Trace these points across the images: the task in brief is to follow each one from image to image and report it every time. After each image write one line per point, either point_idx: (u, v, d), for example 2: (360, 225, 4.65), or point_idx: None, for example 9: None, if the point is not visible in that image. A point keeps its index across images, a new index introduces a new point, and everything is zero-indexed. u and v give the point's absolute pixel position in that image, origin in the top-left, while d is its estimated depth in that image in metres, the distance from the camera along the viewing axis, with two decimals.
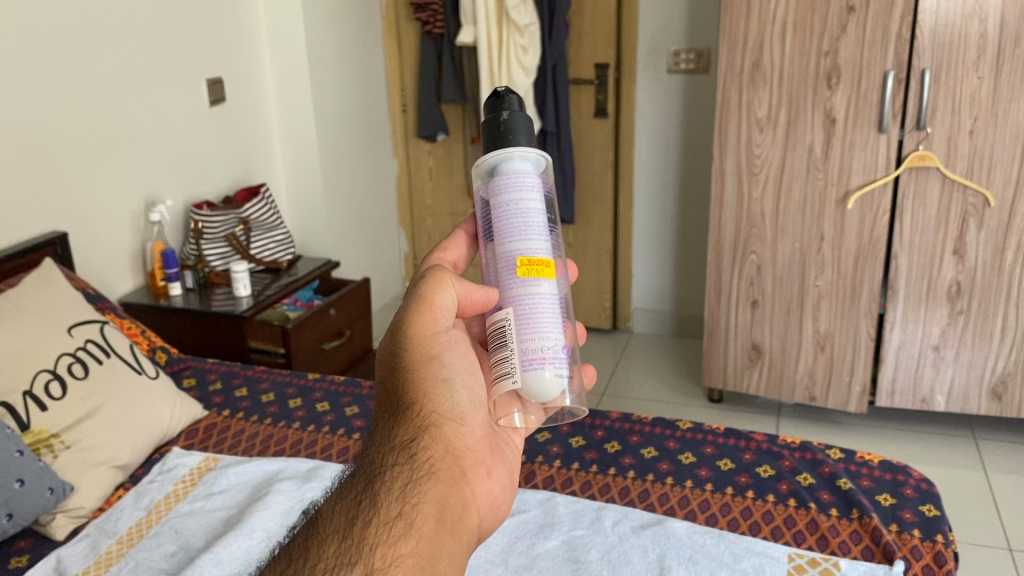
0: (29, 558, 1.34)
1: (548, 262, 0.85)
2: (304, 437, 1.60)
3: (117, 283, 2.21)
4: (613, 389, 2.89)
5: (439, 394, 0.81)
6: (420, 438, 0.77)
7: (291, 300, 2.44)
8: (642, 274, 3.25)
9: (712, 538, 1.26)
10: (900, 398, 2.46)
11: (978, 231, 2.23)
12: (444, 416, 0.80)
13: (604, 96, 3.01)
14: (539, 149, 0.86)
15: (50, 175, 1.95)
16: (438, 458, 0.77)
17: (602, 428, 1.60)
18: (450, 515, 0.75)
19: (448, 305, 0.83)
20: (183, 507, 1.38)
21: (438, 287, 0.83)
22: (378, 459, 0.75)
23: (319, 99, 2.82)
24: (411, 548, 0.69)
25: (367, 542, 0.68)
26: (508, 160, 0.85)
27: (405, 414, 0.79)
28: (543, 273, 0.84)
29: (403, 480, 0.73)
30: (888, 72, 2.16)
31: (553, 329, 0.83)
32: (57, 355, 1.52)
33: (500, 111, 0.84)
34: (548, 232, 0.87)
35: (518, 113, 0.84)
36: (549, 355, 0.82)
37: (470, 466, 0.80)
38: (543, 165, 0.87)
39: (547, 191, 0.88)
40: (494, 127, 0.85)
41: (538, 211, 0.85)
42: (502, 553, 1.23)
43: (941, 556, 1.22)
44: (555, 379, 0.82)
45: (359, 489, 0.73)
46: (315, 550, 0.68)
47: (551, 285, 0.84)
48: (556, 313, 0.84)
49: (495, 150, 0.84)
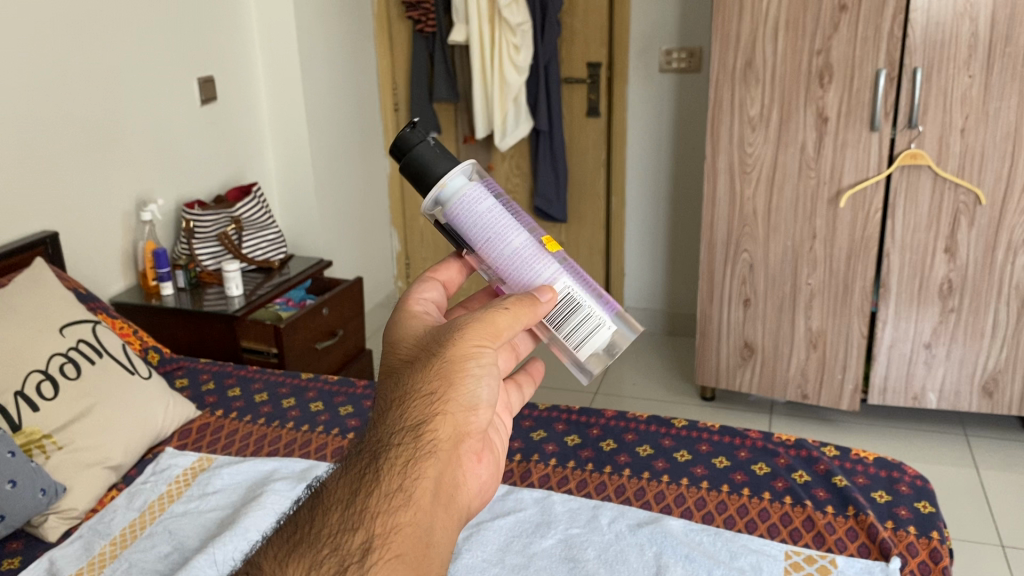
0: (20, 560, 1.33)
1: (542, 242, 0.89)
2: (297, 437, 1.60)
3: (108, 283, 2.20)
4: (606, 387, 2.89)
5: (463, 383, 0.76)
6: (430, 419, 0.72)
7: (283, 300, 2.43)
8: (634, 272, 3.26)
9: (709, 536, 1.26)
10: (892, 395, 2.47)
11: (969, 229, 2.24)
12: (460, 404, 0.75)
13: (596, 95, 3.03)
14: (462, 163, 0.87)
15: (41, 174, 1.94)
16: (443, 440, 0.72)
17: (598, 426, 1.60)
18: (445, 492, 0.71)
19: (512, 329, 0.81)
20: (177, 508, 1.37)
21: (511, 319, 0.81)
22: (382, 435, 0.71)
23: (311, 97, 2.81)
24: (409, 518, 0.66)
25: (368, 510, 0.65)
26: (448, 191, 0.86)
27: (421, 394, 0.74)
28: (552, 246, 0.90)
29: (406, 457, 0.69)
30: (880, 71, 2.16)
31: (589, 285, 0.92)
32: (49, 355, 1.51)
33: (413, 151, 0.85)
34: (518, 218, 0.89)
35: (423, 146, 0.85)
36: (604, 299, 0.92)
37: (466, 450, 0.75)
38: (471, 171, 0.89)
39: (490, 187, 0.89)
40: (408, 168, 0.86)
41: (503, 204, 0.88)
42: (498, 552, 1.23)
43: (937, 552, 1.22)
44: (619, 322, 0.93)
45: (362, 462, 0.69)
46: (320, 518, 0.66)
47: (556, 255, 0.90)
48: (579, 274, 0.92)
49: (434, 182, 0.86)
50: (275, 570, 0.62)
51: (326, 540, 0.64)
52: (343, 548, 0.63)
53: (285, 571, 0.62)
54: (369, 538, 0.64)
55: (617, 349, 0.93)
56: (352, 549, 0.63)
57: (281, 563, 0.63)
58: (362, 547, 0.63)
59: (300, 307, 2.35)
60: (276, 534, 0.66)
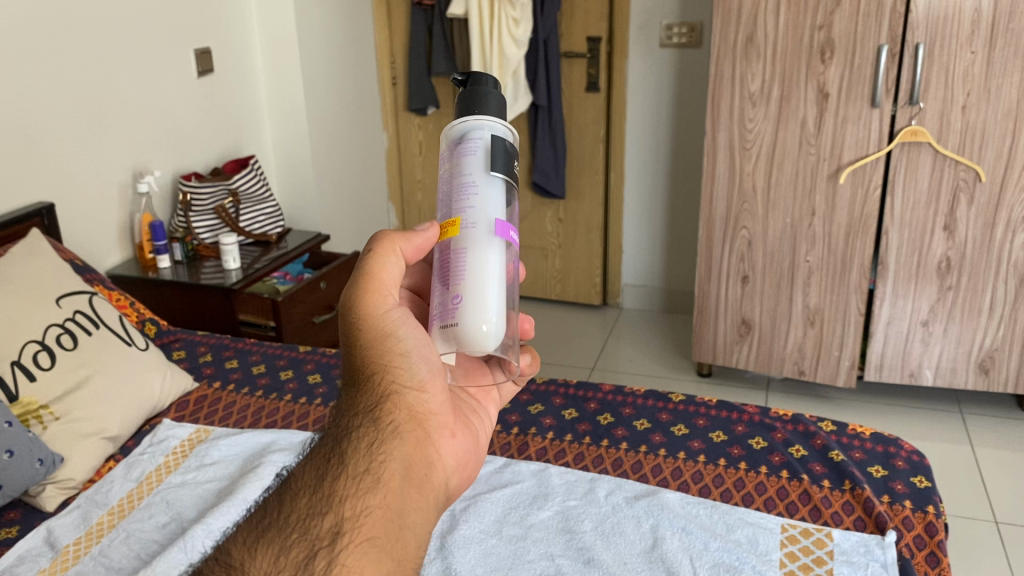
0: (18, 529, 1.33)
1: (454, 221, 0.84)
2: (295, 408, 1.60)
3: (105, 256, 2.19)
4: (602, 363, 2.90)
5: (396, 364, 0.81)
6: (382, 404, 0.78)
7: (280, 274, 2.42)
8: (631, 247, 3.25)
9: (706, 508, 1.26)
10: (888, 372, 2.47)
11: (969, 206, 2.23)
12: (405, 385, 0.80)
13: (595, 70, 2.99)
14: (474, 119, 0.86)
15: (38, 144, 1.93)
16: (402, 422, 0.77)
17: (595, 401, 1.60)
18: (416, 474, 0.75)
19: (393, 277, 0.85)
20: (174, 478, 1.37)
21: (383, 262, 0.85)
22: (342, 424, 0.76)
23: (309, 68, 2.79)
24: (379, 500, 0.70)
25: (335, 494, 0.70)
26: (450, 136, 0.88)
27: (364, 381, 0.80)
28: (450, 231, 0.84)
29: (369, 441, 0.74)
30: (882, 46, 2.15)
31: (450, 283, 0.84)
32: (45, 326, 1.51)
33: (470, 91, 0.87)
34: (467, 192, 0.85)
35: (492, 90, 0.87)
36: (451, 304, 0.83)
37: (434, 428, 0.80)
38: (487, 127, 0.86)
39: (472, 151, 0.85)
40: (465, 97, 0.87)
41: (456, 174, 0.86)
42: (496, 523, 1.23)
43: (932, 526, 1.23)
44: (478, 323, 0.82)
45: (327, 449, 0.75)
46: (289, 503, 0.70)
47: (453, 242, 0.84)
48: (460, 268, 0.83)
49: (454, 118, 0.88)
50: (244, 557, 0.66)
51: (295, 525, 0.68)
52: (312, 533, 0.67)
53: (254, 560, 0.66)
54: (338, 522, 0.68)
55: (464, 344, 0.83)
56: (322, 534, 0.67)
57: (251, 548, 0.67)
58: (332, 532, 0.67)
59: (298, 281, 2.35)
60: (245, 521, 0.70)
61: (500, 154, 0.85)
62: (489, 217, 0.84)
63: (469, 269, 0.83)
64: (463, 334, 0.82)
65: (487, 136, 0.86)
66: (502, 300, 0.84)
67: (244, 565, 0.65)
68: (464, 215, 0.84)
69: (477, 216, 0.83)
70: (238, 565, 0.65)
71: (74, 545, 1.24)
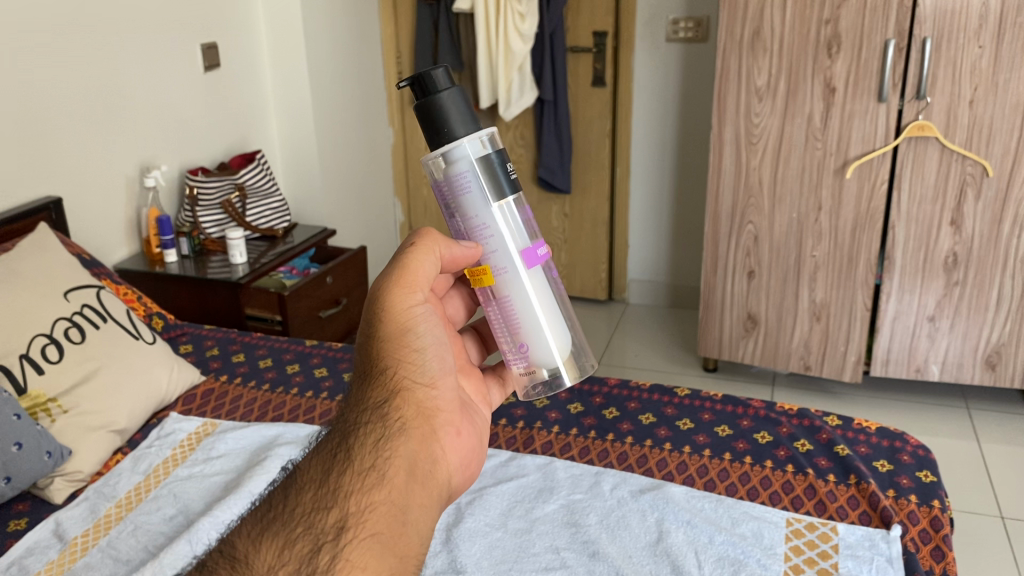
0: (27, 521, 1.34)
1: (484, 269, 0.87)
2: (301, 402, 1.60)
3: (112, 250, 2.20)
4: (608, 358, 2.90)
5: (411, 360, 0.81)
6: (392, 400, 0.77)
7: (287, 268, 2.44)
8: (637, 242, 3.25)
9: (710, 502, 1.26)
10: (895, 367, 2.47)
11: (975, 201, 2.23)
12: (416, 381, 0.80)
13: (601, 65, 2.98)
14: (452, 144, 0.83)
15: (46, 138, 1.93)
16: (410, 418, 0.77)
17: (600, 395, 1.60)
18: (421, 469, 0.75)
19: (428, 275, 0.84)
20: (181, 471, 1.38)
21: (421, 257, 0.83)
22: (350, 418, 0.76)
23: (315, 63, 2.79)
24: (383, 496, 0.70)
25: (341, 489, 0.70)
26: (435, 166, 0.85)
27: (377, 375, 0.79)
28: (484, 280, 0.87)
29: (376, 437, 0.74)
30: (889, 41, 2.14)
31: (508, 325, 0.89)
32: (53, 319, 1.52)
33: (431, 103, 0.83)
34: (483, 232, 0.86)
35: (449, 92, 0.83)
36: (520, 347, 0.90)
37: (441, 424, 0.80)
38: (464, 149, 0.83)
39: (468, 183, 0.84)
40: (427, 109, 0.83)
41: (463, 213, 0.86)
42: (501, 517, 1.24)
43: (938, 520, 1.23)
44: (551, 354, 0.90)
45: (333, 444, 0.74)
46: (294, 496, 0.71)
47: (494, 289, 0.88)
48: (513, 316, 0.88)
49: (427, 136, 0.84)
50: (249, 549, 0.66)
51: (300, 519, 0.68)
52: (317, 528, 0.67)
53: (258, 552, 0.66)
54: (342, 517, 0.68)
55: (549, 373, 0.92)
56: (327, 528, 0.67)
57: (255, 541, 0.67)
58: (337, 526, 0.67)
59: (304, 276, 2.36)
60: (250, 513, 0.70)
61: (493, 172, 0.84)
62: (514, 251, 0.86)
63: (523, 313, 0.88)
64: (547, 364, 0.91)
65: (476, 157, 0.83)
66: (557, 315, 0.90)
67: (249, 557, 0.66)
68: (491, 260, 0.86)
69: (503, 258, 0.86)
70: (244, 558, 0.66)
71: (82, 537, 1.25)
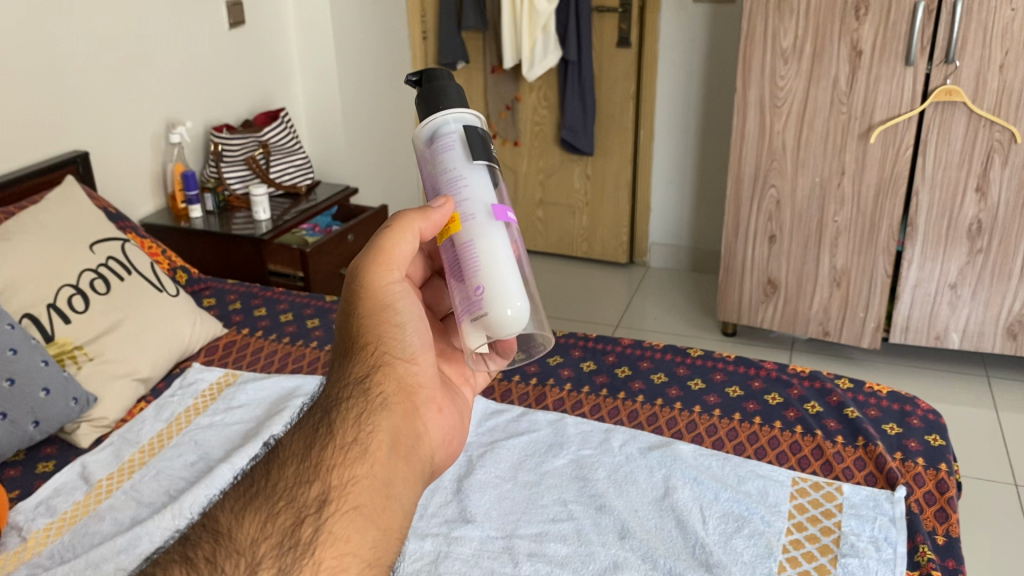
0: (55, 464, 1.38)
1: (452, 217, 0.85)
2: (320, 355, 1.64)
3: (139, 205, 2.24)
4: (627, 320, 2.92)
5: (391, 335, 0.81)
6: (372, 375, 0.77)
7: (310, 226, 2.46)
8: (659, 205, 3.24)
9: (718, 460, 1.28)
10: (914, 334, 2.46)
11: (1002, 167, 2.20)
12: (396, 356, 0.80)
13: (627, 26, 2.95)
14: (441, 115, 0.87)
15: (72, 94, 1.96)
16: (391, 393, 0.77)
17: (613, 353, 1.62)
18: (403, 444, 0.75)
19: (406, 253, 0.83)
20: (202, 420, 1.42)
21: (398, 237, 0.82)
22: (332, 395, 0.76)
23: (339, 21, 2.79)
24: (366, 471, 0.70)
25: (323, 463, 0.70)
26: (423, 138, 0.89)
27: (358, 352, 0.79)
28: (451, 229, 0.85)
29: (358, 411, 0.74)
30: (919, 2, 2.10)
31: (463, 279, 0.84)
32: (79, 271, 1.55)
33: (431, 89, 0.89)
34: (458, 186, 0.86)
35: (450, 83, 0.89)
36: (475, 298, 0.83)
37: (422, 401, 0.80)
38: (451, 118, 0.88)
39: (451, 145, 0.87)
40: (427, 98, 0.89)
41: (441, 173, 0.87)
42: (511, 469, 1.26)
43: (944, 483, 1.24)
44: (508, 303, 0.82)
45: (316, 419, 0.74)
46: (277, 471, 0.71)
47: (458, 237, 0.84)
48: (472, 261, 0.83)
49: (420, 118, 0.89)
50: (233, 524, 0.68)
51: (283, 493, 0.69)
52: (299, 501, 0.68)
53: (242, 526, 0.67)
54: (324, 490, 0.69)
55: (506, 332, 0.83)
56: (308, 502, 0.68)
57: (239, 515, 0.69)
58: (319, 500, 0.68)
59: (326, 232, 2.38)
60: (235, 488, 0.71)
61: (476, 142, 0.87)
62: (482, 202, 0.85)
63: (481, 257, 0.83)
64: (497, 315, 0.82)
65: (459, 127, 0.88)
66: (519, 277, 0.84)
67: (233, 531, 0.67)
68: (460, 210, 0.85)
69: (472, 206, 0.85)
70: (228, 532, 0.67)
71: (106, 480, 1.29)
